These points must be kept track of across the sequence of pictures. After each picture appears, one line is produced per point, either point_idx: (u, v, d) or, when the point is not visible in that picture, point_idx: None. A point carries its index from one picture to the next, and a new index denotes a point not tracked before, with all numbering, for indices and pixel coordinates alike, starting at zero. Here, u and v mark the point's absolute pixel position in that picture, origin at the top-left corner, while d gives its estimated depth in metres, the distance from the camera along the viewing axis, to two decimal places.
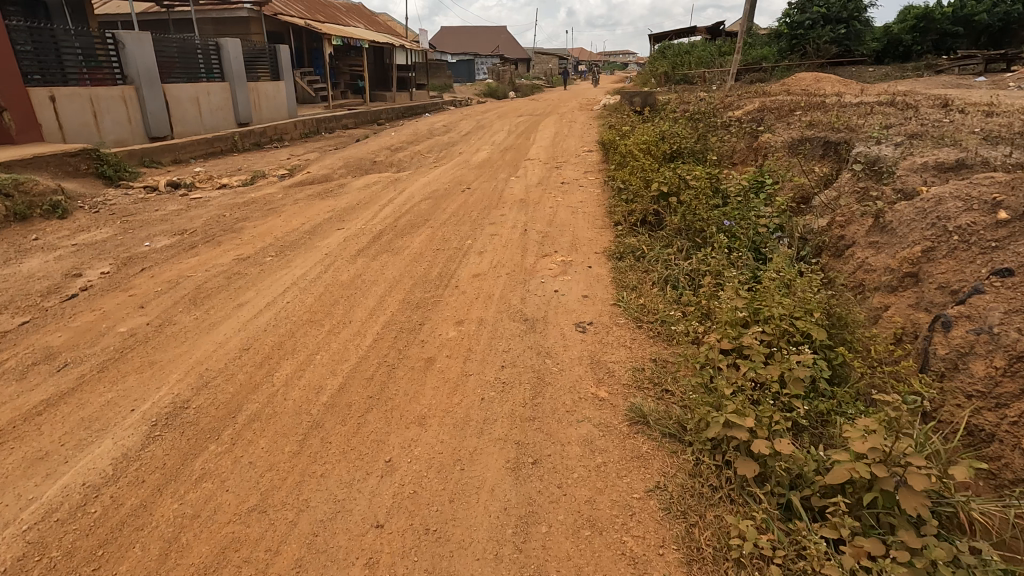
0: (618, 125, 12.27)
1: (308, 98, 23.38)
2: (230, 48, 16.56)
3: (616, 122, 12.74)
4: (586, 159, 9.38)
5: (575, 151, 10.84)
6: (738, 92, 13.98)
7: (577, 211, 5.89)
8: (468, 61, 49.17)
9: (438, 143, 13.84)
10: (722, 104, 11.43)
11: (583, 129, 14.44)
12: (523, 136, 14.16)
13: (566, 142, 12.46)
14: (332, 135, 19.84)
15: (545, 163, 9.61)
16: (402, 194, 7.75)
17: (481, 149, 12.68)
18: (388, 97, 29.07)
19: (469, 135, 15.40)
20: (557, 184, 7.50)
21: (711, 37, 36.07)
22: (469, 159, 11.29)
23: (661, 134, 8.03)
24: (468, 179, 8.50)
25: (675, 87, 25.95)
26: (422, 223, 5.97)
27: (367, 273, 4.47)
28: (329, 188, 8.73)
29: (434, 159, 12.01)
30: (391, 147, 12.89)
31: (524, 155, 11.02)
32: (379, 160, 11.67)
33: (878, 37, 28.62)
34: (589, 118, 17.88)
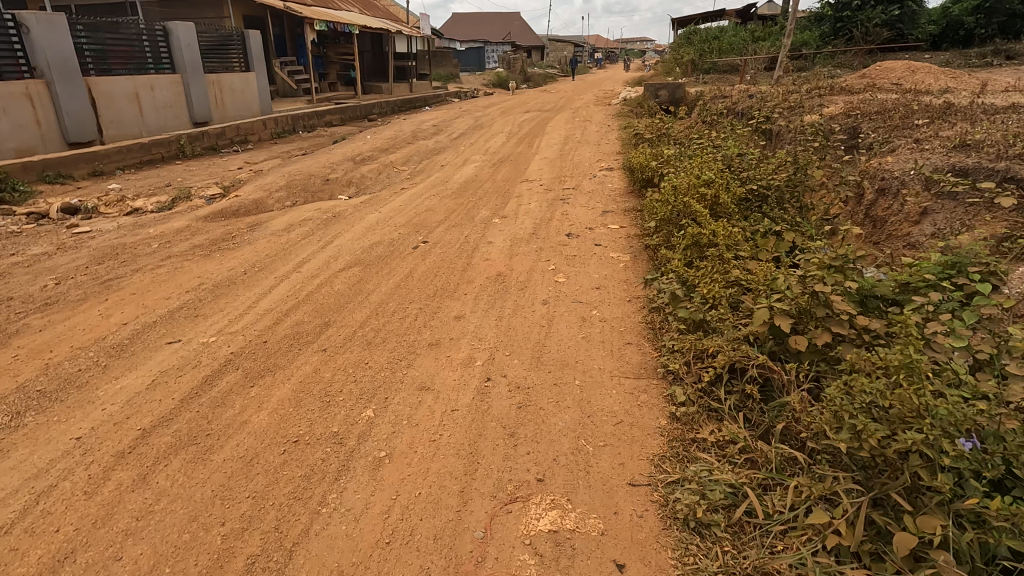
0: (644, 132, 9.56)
1: (289, 92, 20.88)
2: (181, 33, 13.92)
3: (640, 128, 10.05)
4: (604, 184, 6.71)
5: (588, 167, 8.14)
6: (795, 87, 11.23)
7: (590, 321, 3.27)
8: (477, 48, 46.27)
9: (421, 151, 11.22)
10: (784, 104, 8.64)
11: (599, 131, 11.72)
12: (525, 141, 11.47)
13: (577, 150, 9.76)
14: (310, 135, 17.38)
15: (546, 189, 6.93)
16: (324, 247, 5.16)
17: (471, 159, 10.04)
18: (383, 89, 26.41)
19: (462, 138, 12.82)
20: (558, 239, 4.85)
21: (742, 22, 33.06)
22: (449, 177, 8.63)
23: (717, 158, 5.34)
24: (431, 220, 5.87)
25: (704, 79, 23.16)
26: (314, 335, 3.39)
27: (82, 551, 1.89)
28: (239, 227, 6.19)
29: (407, 174, 9.39)
30: (358, 157, 10.29)
31: (520, 172, 8.37)
32: (336, 175, 9.10)
33: (935, 19, 25.58)
34: (608, 116, 15.22)
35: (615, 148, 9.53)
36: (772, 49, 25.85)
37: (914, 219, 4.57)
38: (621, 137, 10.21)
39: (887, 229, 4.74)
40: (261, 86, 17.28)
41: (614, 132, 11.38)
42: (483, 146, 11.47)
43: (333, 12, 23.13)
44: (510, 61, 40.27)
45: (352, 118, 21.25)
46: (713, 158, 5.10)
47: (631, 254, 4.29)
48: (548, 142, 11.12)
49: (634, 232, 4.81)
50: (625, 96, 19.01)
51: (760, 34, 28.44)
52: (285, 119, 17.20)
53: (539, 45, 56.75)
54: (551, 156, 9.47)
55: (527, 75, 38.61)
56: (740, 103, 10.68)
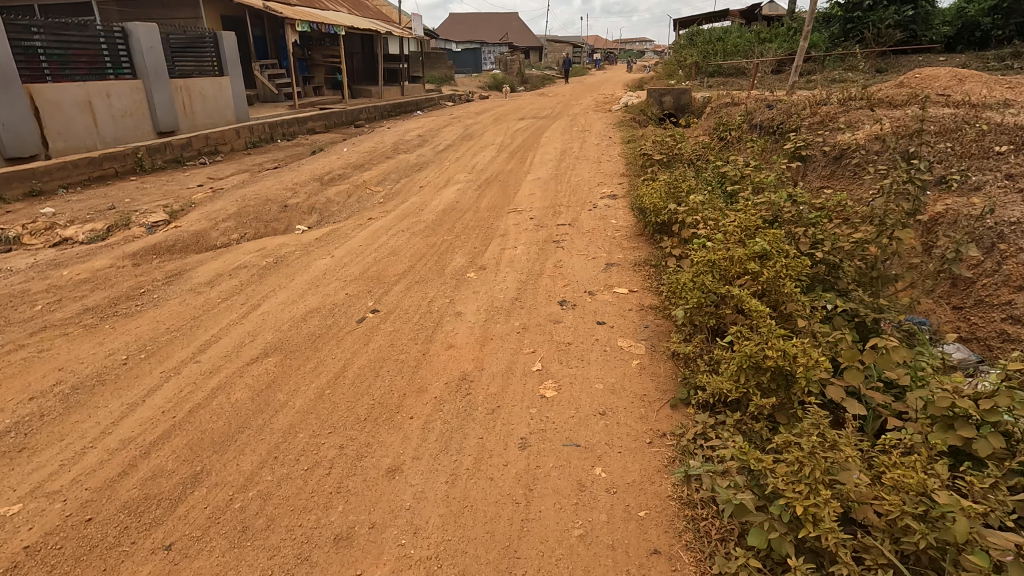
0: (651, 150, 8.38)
1: (270, 97, 19.73)
2: (143, 34, 12.65)
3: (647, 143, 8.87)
4: (607, 221, 5.54)
5: (586, 194, 6.96)
6: (818, 95, 10.09)
7: (588, 494, 2.13)
8: (474, 49, 45.05)
9: (401, 167, 10.04)
10: (814, 119, 7.46)
11: (599, 144, 10.53)
12: (518, 156, 10.28)
13: (574, 169, 8.57)
14: (290, 143, 16.24)
15: (536, 225, 5.75)
16: (245, 317, 3.99)
17: (455, 179, 8.86)
18: (372, 93, 25.21)
19: (449, 150, 11.69)
20: (547, 311, 3.69)
21: (746, 23, 31.99)
22: (427, 203, 7.44)
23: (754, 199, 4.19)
24: (391, 272, 4.70)
25: (710, 83, 22.05)
26: (166, 506, 2.21)
27: None
28: (156, 277, 5.01)
29: (380, 198, 8.21)
30: (327, 176, 9.11)
31: (508, 199, 7.19)
32: (298, 198, 7.93)
33: (950, 20, 24.45)
34: (609, 125, 14.10)
35: (618, 166, 8.35)
36: (780, 51, 24.70)
37: (1017, 286, 3.55)
38: (625, 153, 9.03)
39: (978, 296, 3.70)
40: (236, 92, 16.08)
41: (616, 146, 10.19)
42: (470, 161, 10.31)
43: (318, 12, 21.91)
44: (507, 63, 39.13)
45: (337, 125, 20.06)
46: (751, 200, 3.92)
47: (647, 345, 3.13)
48: (542, 158, 9.94)
49: (648, 303, 3.65)
50: (627, 102, 17.81)
51: (766, 36, 27.30)
52: (261, 128, 16.03)
53: (537, 46, 55.59)
54: (545, 177, 8.29)
55: (524, 77, 37.39)
56: (758, 114, 9.48)
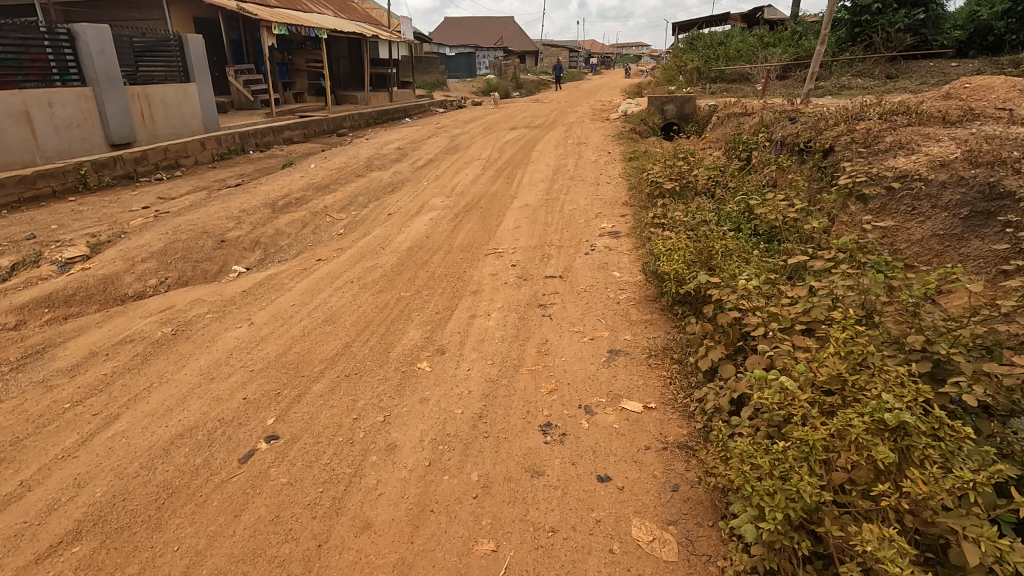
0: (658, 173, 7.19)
1: (246, 104, 18.55)
2: (91, 37, 11.40)
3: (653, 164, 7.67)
4: (608, 277, 4.33)
5: (581, 230, 5.77)
6: (843, 106, 8.95)
7: None
8: (468, 53, 43.98)
9: (372, 189, 8.86)
10: (851, 137, 6.26)
11: (598, 161, 9.36)
12: (505, 175, 9.10)
13: (568, 194, 7.40)
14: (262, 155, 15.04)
15: (518, 278, 4.54)
16: (88, 440, 2.76)
17: (431, 204, 7.67)
18: (358, 99, 24.01)
19: (429, 166, 10.53)
20: (522, 448, 2.46)
21: (747, 26, 31.04)
22: (392, 238, 6.24)
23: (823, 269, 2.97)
24: (317, 355, 3.47)
25: (713, 89, 21.02)
26: None
27: None
28: (12, 354, 3.80)
29: (340, 229, 7.01)
30: (284, 199, 7.89)
31: (487, 235, 5.99)
32: (242, 228, 6.73)
33: (962, 24, 23.39)
34: (607, 136, 12.97)
35: (619, 191, 7.18)
36: (784, 57, 23.73)
37: None
38: (628, 174, 7.84)
39: None
40: (204, 99, 14.85)
41: (616, 163, 9.01)
42: (452, 180, 9.14)
43: (299, 14, 20.73)
44: (501, 67, 38.76)
45: (317, 134, 18.88)
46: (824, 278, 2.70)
47: (681, 543, 1.95)
48: (532, 177, 8.75)
49: (676, 440, 2.43)
50: (626, 110, 16.68)
51: (769, 40, 26.32)
52: (230, 138, 14.82)
53: (534, 51, 54.60)
54: (533, 204, 7.10)
55: (520, 82, 36.28)
56: (779, 129, 8.29)
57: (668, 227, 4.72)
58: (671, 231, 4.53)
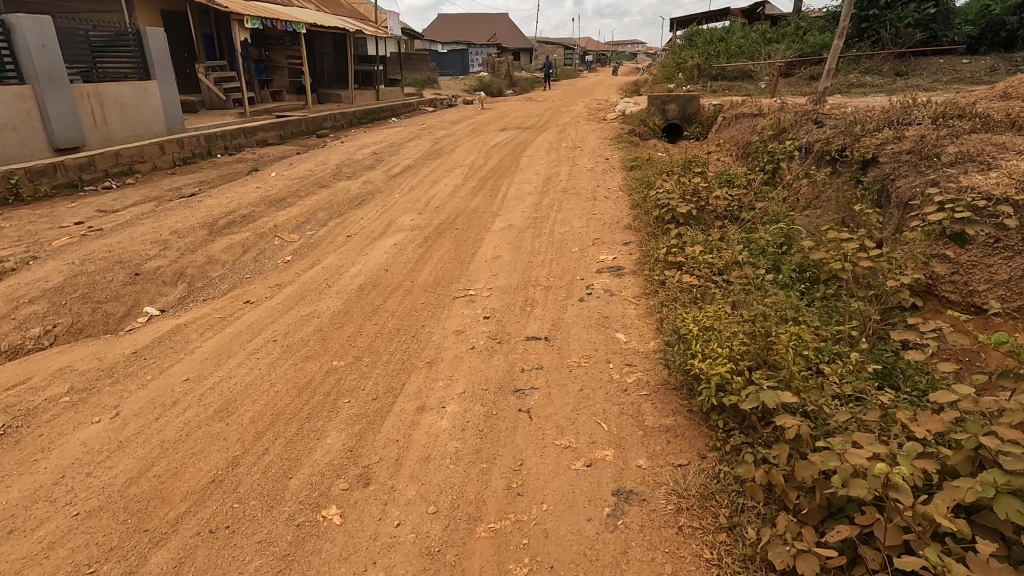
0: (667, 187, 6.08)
1: (218, 103, 17.36)
2: (28, 29, 10.16)
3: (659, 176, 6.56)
4: (610, 343, 3.22)
5: (575, 263, 4.66)
6: (873, 107, 7.88)
7: None
8: (460, 50, 42.74)
9: (335, 202, 7.73)
10: (902, 147, 5.15)
11: (594, 170, 8.23)
12: (488, 186, 7.97)
13: (559, 212, 6.29)
14: (231, 159, 13.90)
15: (489, 339, 3.43)
16: None
17: (399, 222, 6.55)
18: (341, 98, 22.81)
19: (406, 173, 9.42)
20: None
21: (748, 22, 29.99)
22: (344, 270, 5.12)
23: (969, 407, 1.88)
24: (180, 486, 2.35)
25: (715, 88, 20.01)
26: None
27: None
28: None
29: (286, 255, 5.89)
30: (227, 217, 6.74)
31: (459, 269, 4.87)
32: (167, 255, 5.61)
33: (973, 19, 22.36)
34: (604, 138, 11.90)
35: (621, 208, 6.05)
36: (789, 53, 22.69)
37: None
38: (630, 187, 6.74)
39: None
40: (167, 98, 13.63)
41: (615, 172, 7.89)
42: (428, 191, 8.03)
43: (276, 7, 19.55)
44: (494, 64, 37.58)
45: (295, 135, 17.71)
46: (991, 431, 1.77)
47: None
48: (518, 189, 7.65)
49: None
50: (624, 109, 15.60)
51: (772, 35, 25.23)
52: (195, 141, 13.66)
53: (528, 48, 53.40)
54: (518, 225, 5.99)
55: (513, 79, 35.10)
56: (805, 134, 7.17)
57: (688, 272, 3.62)
58: (697, 284, 3.44)
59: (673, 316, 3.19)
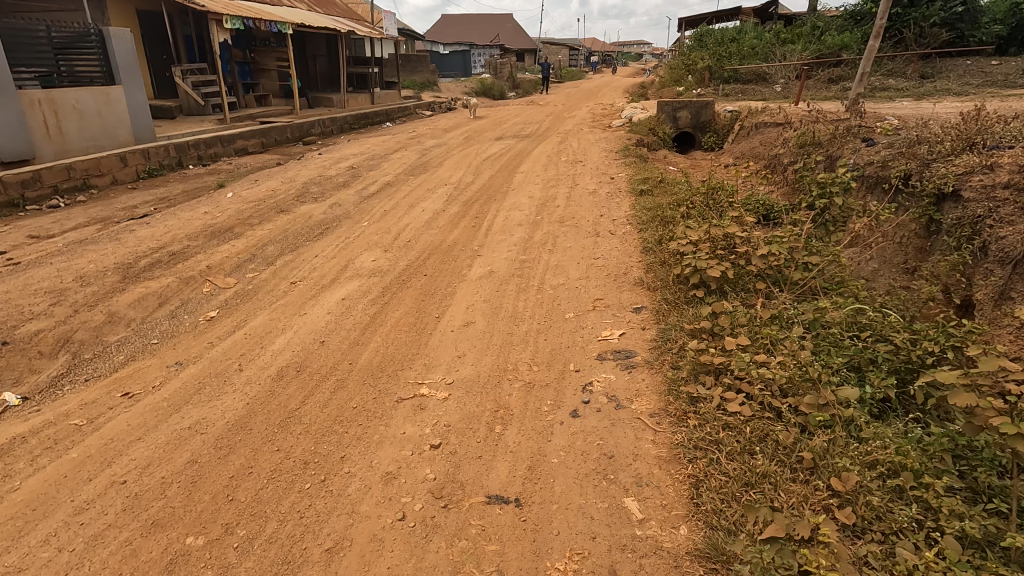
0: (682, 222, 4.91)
1: (197, 109, 16.30)
2: None
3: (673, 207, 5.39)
4: (613, 529, 2.08)
5: (565, 341, 3.50)
6: (925, 121, 6.67)
7: None
8: (462, 52, 41.64)
9: (291, 232, 6.57)
10: (995, 178, 3.91)
11: (597, 193, 7.05)
12: (472, 213, 6.81)
13: (552, 254, 5.13)
14: (203, 172, 12.82)
15: (430, 499, 2.29)
16: None
17: (359, 263, 5.39)
18: (332, 102, 21.72)
19: (383, 194, 8.30)
20: None
21: (761, 21, 28.74)
22: (271, 339, 3.96)
23: None
24: None
25: (728, 93, 18.86)
26: None
27: None
28: None
29: (212, 310, 4.75)
30: (153, 255, 5.60)
31: (417, 343, 3.70)
32: (58, 312, 4.47)
33: (1003, 17, 20.98)
34: (608, 150, 10.73)
35: (630, 249, 4.87)
36: (805, 55, 21.45)
37: None
38: (640, 220, 5.56)
39: None
40: (134, 105, 12.50)
41: (622, 197, 6.71)
42: (402, 218, 6.89)
43: (261, 7, 18.46)
44: (495, 65, 36.46)
45: (279, 143, 16.67)
46: None
47: None
48: (508, 218, 6.47)
49: None
50: (631, 115, 14.46)
51: (786, 36, 23.96)
52: (163, 151, 12.57)
53: (532, 49, 52.26)
54: (501, 273, 4.81)
55: (515, 81, 33.94)
56: (850, 154, 5.97)
57: (733, 391, 2.47)
58: (751, 422, 2.31)
59: (721, 493, 2.09)
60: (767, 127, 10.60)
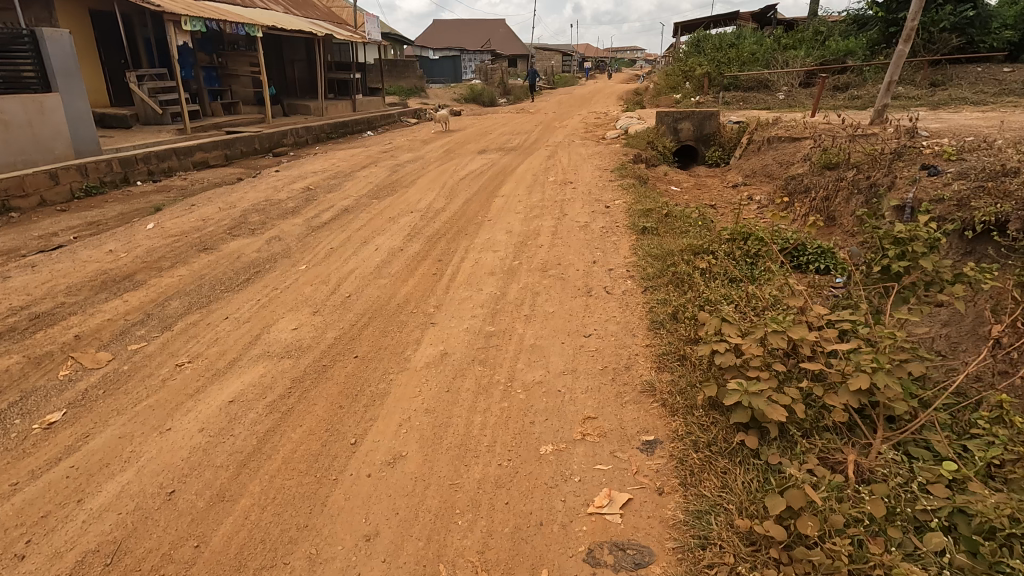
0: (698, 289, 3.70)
1: (155, 119, 14.99)
2: None
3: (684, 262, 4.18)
4: None
5: (536, 513, 2.23)
6: (986, 144, 5.46)
7: None
8: (453, 57, 40.47)
9: (207, 280, 5.29)
10: None
11: (588, 228, 5.81)
12: (434, 253, 5.55)
13: (527, 324, 3.86)
14: (150, 189, 11.53)
15: None
16: None
17: (274, 332, 4.11)
18: (309, 110, 20.44)
19: (335, 225, 7.02)
20: None
21: (759, 26, 27.68)
22: (100, 482, 2.63)
23: None
24: None
25: (729, 102, 17.75)
26: None
27: None
28: None
29: (54, 408, 3.45)
30: (8, 320, 4.34)
31: (314, 497, 2.43)
32: None
33: (1016, 22, 19.89)
34: (600, 167, 9.53)
35: (631, 321, 3.64)
36: (808, 61, 20.39)
37: None
38: (642, 274, 4.33)
39: None
40: (73, 115, 11.17)
41: (619, 234, 5.46)
42: (348, 259, 5.62)
43: (228, 8, 17.18)
44: (485, 71, 35.26)
45: (245, 154, 15.38)
46: None
47: None
48: (477, 261, 5.21)
49: None
50: (626, 126, 13.26)
51: (788, 41, 22.87)
52: (103, 166, 11.25)
53: (524, 54, 51.15)
54: (456, 356, 3.53)
55: (506, 87, 32.74)
56: (906, 187, 4.75)
57: None
58: None
59: None
60: (780, 143, 9.42)
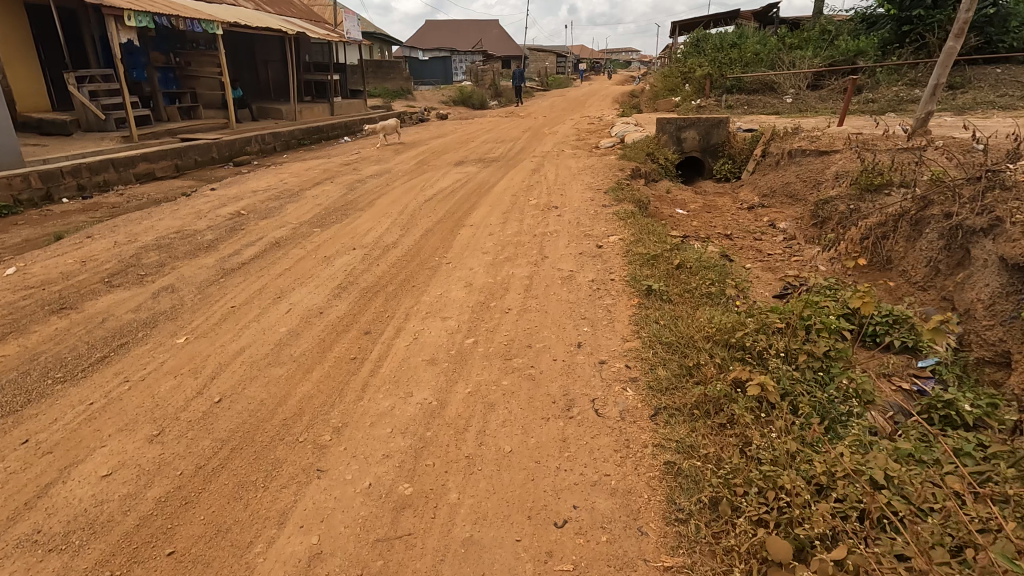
0: (740, 433, 2.30)
1: (99, 126, 13.49)
2: None
3: (711, 363, 2.76)
4: None
5: None
6: None
7: None
8: (442, 57, 38.97)
9: (38, 363, 3.79)
10: None
11: (573, 281, 4.36)
12: (362, 320, 4.07)
13: (465, 482, 2.39)
14: (76, 208, 10.04)
15: None
16: None
17: (71, 481, 2.61)
18: (281, 113, 18.93)
19: (254, 266, 5.55)
20: None
21: (761, 25, 26.29)
22: None
23: None
24: None
25: (733, 108, 16.38)
26: None
27: None
28: None
29: None
30: None
31: None
32: None
33: None
34: (592, 184, 8.10)
35: (632, 493, 2.21)
36: (816, 61, 18.99)
37: None
38: (649, 375, 2.89)
39: None
40: None
41: (614, 295, 4.00)
42: (245, 325, 4.14)
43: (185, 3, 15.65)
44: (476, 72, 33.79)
45: (202, 164, 13.87)
46: None
47: None
48: (416, 337, 3.73)
49: None
50: (622, 134, 11.84)
51: (793, 41, 21.46)
52: (17, 183, 9.75)
53: (517, 55, 49.69)
54: (331, 564, 2.06)
55: (496, 89, 31.26)
56: None
57: None
58: None
59: None
60: (804, 157, 8.00)
